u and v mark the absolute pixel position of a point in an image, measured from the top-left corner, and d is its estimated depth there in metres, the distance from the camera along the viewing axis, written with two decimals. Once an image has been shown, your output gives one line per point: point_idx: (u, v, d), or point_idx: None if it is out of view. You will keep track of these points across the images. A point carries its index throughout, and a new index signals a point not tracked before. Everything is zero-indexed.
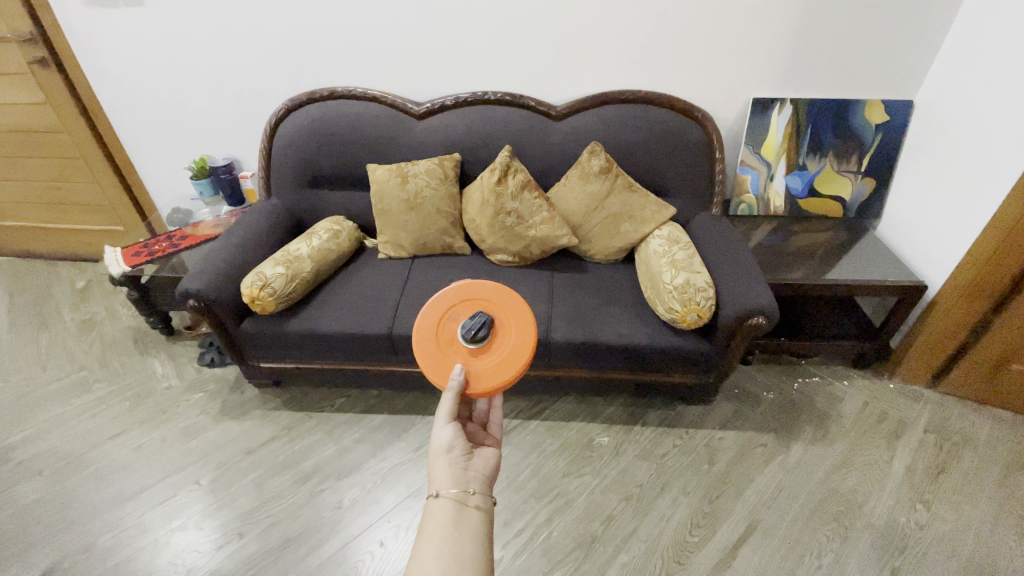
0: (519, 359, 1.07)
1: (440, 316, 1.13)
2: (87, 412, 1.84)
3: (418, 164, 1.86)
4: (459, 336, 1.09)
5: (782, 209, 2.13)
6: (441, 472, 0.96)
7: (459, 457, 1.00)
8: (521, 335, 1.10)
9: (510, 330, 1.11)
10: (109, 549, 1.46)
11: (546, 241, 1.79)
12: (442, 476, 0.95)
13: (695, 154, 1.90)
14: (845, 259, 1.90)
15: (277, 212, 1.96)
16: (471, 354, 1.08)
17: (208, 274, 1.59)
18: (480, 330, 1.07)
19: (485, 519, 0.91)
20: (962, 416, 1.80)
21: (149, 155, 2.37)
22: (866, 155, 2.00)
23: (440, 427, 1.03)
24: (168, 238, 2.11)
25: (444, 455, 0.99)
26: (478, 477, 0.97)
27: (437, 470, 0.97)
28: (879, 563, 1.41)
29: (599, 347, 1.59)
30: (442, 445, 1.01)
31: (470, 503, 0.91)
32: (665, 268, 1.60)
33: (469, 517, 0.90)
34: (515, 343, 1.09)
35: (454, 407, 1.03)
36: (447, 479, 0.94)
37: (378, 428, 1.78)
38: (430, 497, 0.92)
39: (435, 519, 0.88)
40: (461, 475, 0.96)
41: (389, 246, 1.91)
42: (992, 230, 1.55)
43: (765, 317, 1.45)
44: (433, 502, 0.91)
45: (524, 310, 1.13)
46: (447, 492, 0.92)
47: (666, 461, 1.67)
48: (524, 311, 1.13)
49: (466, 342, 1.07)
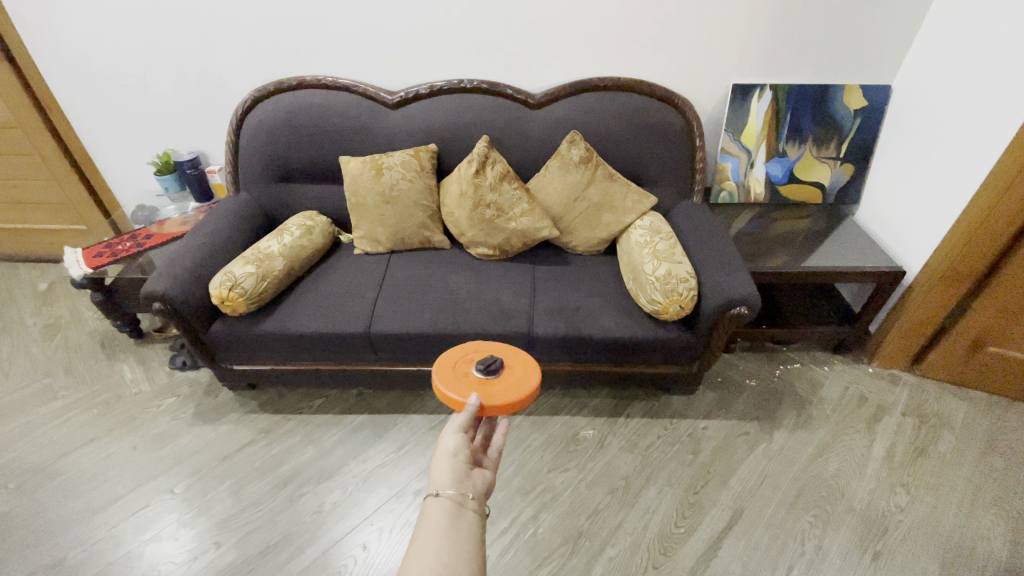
0: (527, 390, 1.09)
1: (457, 357, 1.19)
2: (54, 421, 1.75)
3: (393, 156, 1.80)
4: (473, 369, 1.13)
5: (762, 196, 2.12)
6: (442, 472, 0.92)
7: (462, 463, 0.95)
8: (527, 371, 1.14)
9: (517, 368, 1.15)
10: (79, 563, 1.39)
11: (526, 233, 1.75)
12: (443, 478, 0.91)
13: (676, 142, 1.87)
14: (825, 246, 1.91)
15: (247, 208, 1.88)
16: (481, 382, 1.11)
17: (174, 275, 1.51)
18: (494, 363, 1.13)
19: (480, 525, 0.87)
20: (939, 398, 1.84)
21: (112, 150, 2.26)
22: (845, 141, 1.99)
23: (448, 432, 0.99)
24: (132, 237, 2.02)
25: (448, 458, 0.95)
26: (479, 482, 0.94)
27: (439, 471, 0.92)
28: (861, 547, 1.42)
29: (582, 341, 1.57)
30: (448, 448, 0.97)
31: (468, 506, 0.88)
32: (647, 259, 1.58)
33: (465, 520, 0.86)
34: (521, 376, 1.13)
35: (466, 417, 1.01)
36: (447, 480, 0.90)
37: (359, 429, 1.74)
38: (428, 496, 0.88)
39: (431, 518, 0.85)
40: (462, 477, 0.92)
41: (365, 241, 1.84)
42: (967, 216, 1.58)
43: (747, 306, 1.44)
44: (431, 501, 0.87)
45: (528, 357, 1.20)
46: (447, 493, 0.88)
47: (651, 453, 1.66)
48: (528, 358, 1.20)
49: (479, 372, 1.12)
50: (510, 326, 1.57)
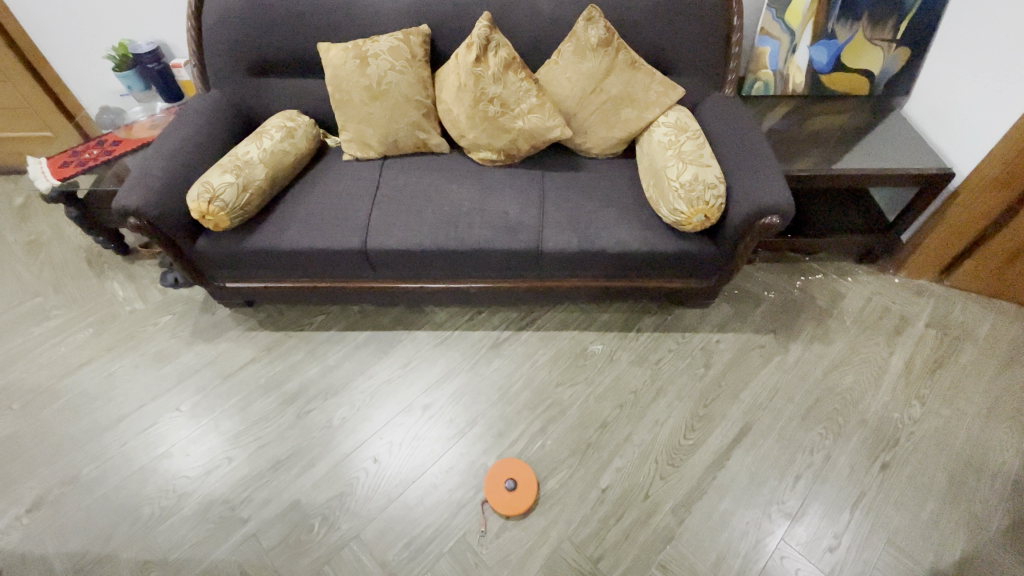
0: (517, 504, 1.34)
1: (507, 469, 1.40)
2: (50, 341, 1.71)
3: (380, 41, 1.55)
4: (504, 484, 1.36)
5: (801, 87, 1.88)
6: None
7: None
8: (520, 495, 1.35)
9: (518, 494, 1.35)
10: (95, 479, 1.41)
11: (534, 134, 1.55)
12: None
13: (708, 20, 1.59)
14: (865, 144, 1.72)
15: (220, 107, 1.67)
16: (506, 487, 1.36)
17: (146, 186, 1.37)
18: (512, 489, 1.35)
19: None
20: (965, 309, 1.76)
21: (62, 42, 1.97)
22: (906, 19, 1.68)
23: None
24: (99, 144, 1.82)
25: None
26: None
27: None
28: (870, 458, 1.43)
29: (595, 255, 1.46)
30: None
31: None
32: (671, 162, 1.41)
33: None
34: (517, 496, 1.35)
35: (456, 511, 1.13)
36: None
37: (363, 345, 1.70)
38: None
39: None
40: None
41: (354, 145, 1.66)
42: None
43: (779, 216, 1.30)
44: None
45: (526, 497, 1.35)
46: None
47: (661, 366, 1.63)
48: (524, 497, 1.35)
49: (507, 489, 1.35)
50: (518, 241, 1.45)
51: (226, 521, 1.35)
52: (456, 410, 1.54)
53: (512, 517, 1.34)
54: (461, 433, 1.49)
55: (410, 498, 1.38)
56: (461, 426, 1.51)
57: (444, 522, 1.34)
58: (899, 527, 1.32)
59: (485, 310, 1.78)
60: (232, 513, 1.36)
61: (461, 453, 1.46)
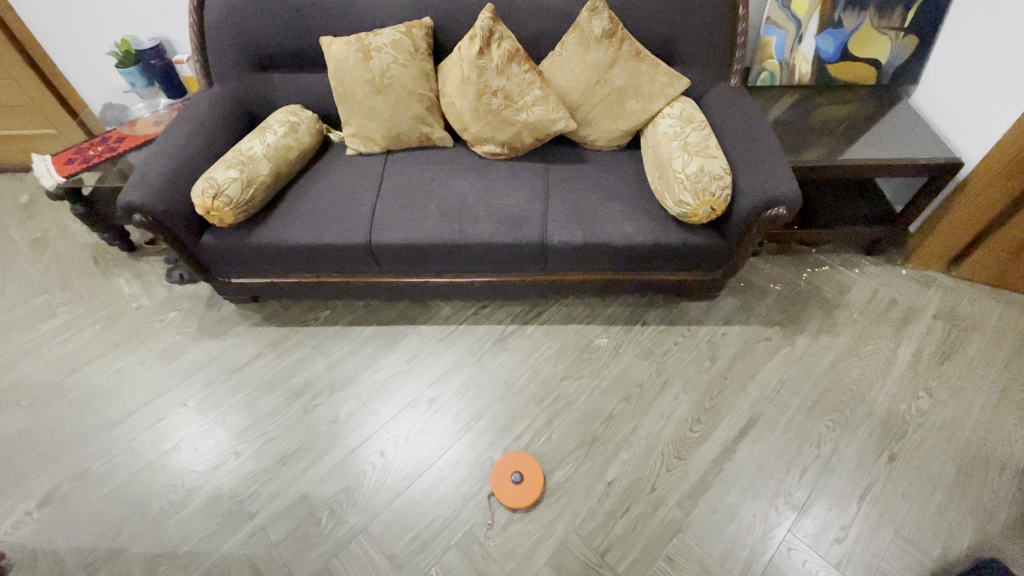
0: (520, 499, 1.33)
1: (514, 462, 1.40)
2: (58, 338, 1.72)
3: (382, 34, 1.55)
4: (510, 478, 1.36)
5: (808, 77, 1.86)
6: None
7: None
8: (523, 491, 1.34)
9: (522, 489, 1.35)
10: (104, 475, 1.43)
11: (538, 126, 1.54)
12: None
13: (713, 9, 1.58)
14: (871, 134, 1.71)
15: (223, 103, 1.67)
16: (511, 481, 1.35)
17: (150, 184, 1.36)
18: (518, 483, 1.35)
19: None
20: (973, 300, 1.74)
21: (66, 40, 1.98)
22: (913, 8, 1.65)
23: None
24: (102, 140, 1.82)
25: None
26: None
27: None
28: (877, 450, 1.42)
29: (600, 248, 1.45)
30: None
31: None
32: (676, 154, 1.40)
33: None
34: (521, 492, 1.34)
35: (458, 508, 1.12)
36: None
37: (367, 340, 1.70)
38: None
39: None
40: None
41: (357, 140, 1.65)
42: None
43: (786, 207, 1.29)
44: None
45: (530, 494, 1.34)
46: None
47: (667, 359, 1.62)
48: (528, 494, 1.34)
49: (512, 483, 1.35)
50: (522, 234, 1.45)
51: (234, 515, 1.35)
52: (462, 404, 1.54)
53: (518, 510, 1.35)
54: (466, 427, 1.50)
55: (416, 491, 1.39)
56: (467, 419, 1.51)
57: (451, 515, 1.35)
58: (906, 519, 1.32)
59: (490, 305, 1.78)
60: (240, 508, 1.37)
61: (468, 447, 1.46)
